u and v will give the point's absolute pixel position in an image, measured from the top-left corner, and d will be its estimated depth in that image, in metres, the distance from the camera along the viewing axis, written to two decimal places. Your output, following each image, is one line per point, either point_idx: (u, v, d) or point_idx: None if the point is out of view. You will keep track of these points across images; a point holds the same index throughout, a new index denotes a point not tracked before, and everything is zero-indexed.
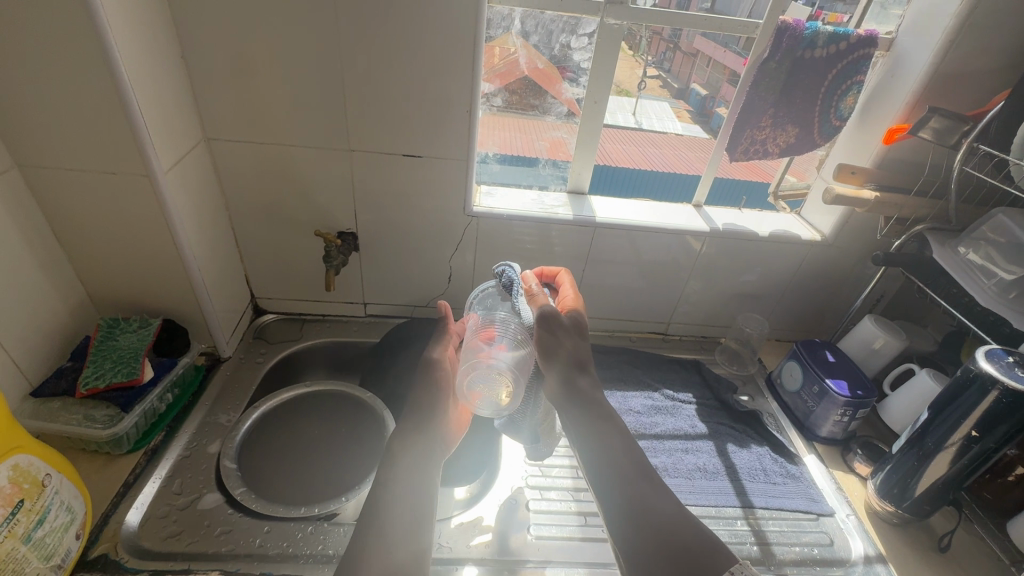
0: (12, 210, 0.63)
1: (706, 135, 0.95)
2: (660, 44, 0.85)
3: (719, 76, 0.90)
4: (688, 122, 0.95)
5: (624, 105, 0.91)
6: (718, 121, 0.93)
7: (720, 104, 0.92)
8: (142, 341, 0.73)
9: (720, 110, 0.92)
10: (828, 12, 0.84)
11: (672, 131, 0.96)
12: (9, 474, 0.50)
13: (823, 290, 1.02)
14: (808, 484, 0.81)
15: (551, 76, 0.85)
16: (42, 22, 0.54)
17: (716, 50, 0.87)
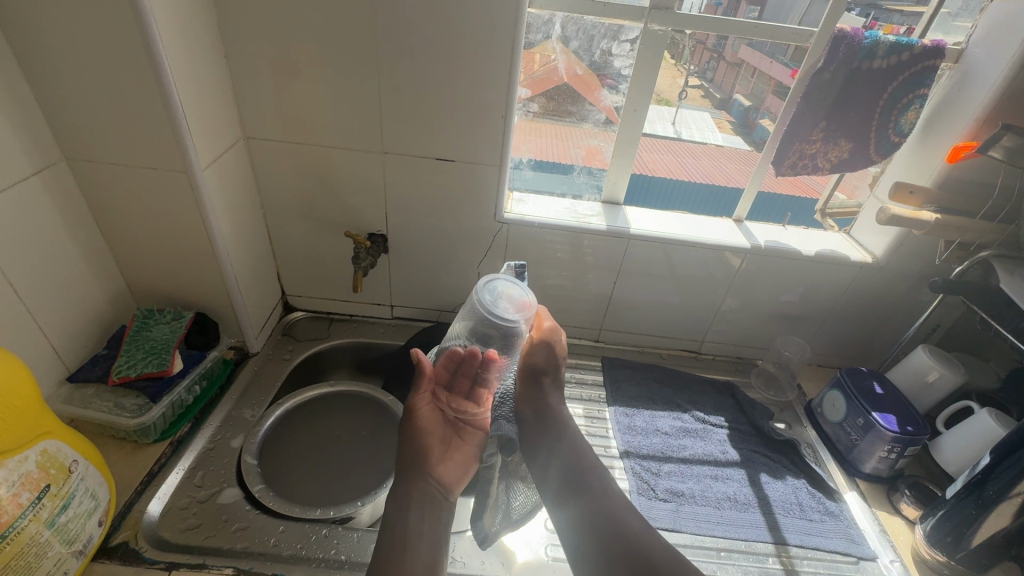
0: (58, 201, 0.66)
1: (748, 147, 0.91)
2: (704, 53, 0.81)
3: (764, 87, 0.85)
4: (729, 133, 0.91)
5: (664, 114, 0.87)
6: (761, 134, 0.89)
7: (764, 116, 0.87)
8: (173, 333, 0.75)
9: (764, 122, 0.88)
10: (883, 23, 0.78)
11: (712, 142, 0.92)
12: (38, 459, 0.51)
13: (872, 315, 0.96)
14: (848, 524, 0.75)
15: (591, 84, 0.83)
16: (93, 21, 0.55)
17: (762, 60, 0.83)
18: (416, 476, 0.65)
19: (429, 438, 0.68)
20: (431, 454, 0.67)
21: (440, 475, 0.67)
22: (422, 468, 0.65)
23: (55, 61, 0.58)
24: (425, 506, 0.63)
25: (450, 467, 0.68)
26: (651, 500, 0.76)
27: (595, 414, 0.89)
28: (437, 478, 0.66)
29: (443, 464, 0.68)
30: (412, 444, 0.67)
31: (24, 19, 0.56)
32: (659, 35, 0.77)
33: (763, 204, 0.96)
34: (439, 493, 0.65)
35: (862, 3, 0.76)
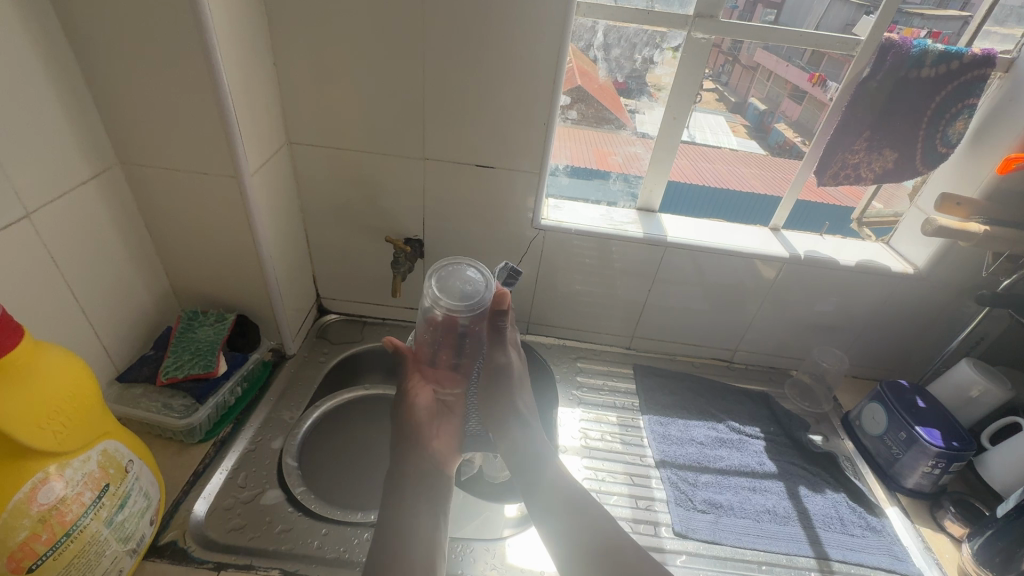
0: (113, 204, 0.67)
1: (762, 151, 0.92)
2: (718, 57, 0.79)
3: (779, 91, 0.85)
4: (745, 137, 0.91)
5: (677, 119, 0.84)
6: (776, 137, 0.90)
7: (780, 120, 0.88)
8: (218, 335, 0.76)
9: (780, 126, 0.89)
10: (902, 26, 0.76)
11: (727, 146, 0.91)
12: (100, 459, 0.52)
13: (912, 327, 0.94)
14: (891, 540, 0.74)
15: (610, 94, 0.84)
16: (155, 29, 0.57)
17: (778, 64, 0.82)
18: (409, 450, 0.69)
19: (420, 417, 0.72)
20: (424, 431, 0.71)
21: (435, 449, 0.70)
22: (418, 442, 0.69)
23: (117, 68, 0.60)
24: (423, 479, 0.66)
25: (444, 442, 0.72)
26: (689, 511, 0.75)
27: (629, 422, 0.89)
28: (433, 449, 0.70)
29: (438, 439, 0.72)
30: (401, 421, 0.71)
31: (89, 27, 0.57)
32: (702, 43, 0.76)
33: (801, 213, 0.95)
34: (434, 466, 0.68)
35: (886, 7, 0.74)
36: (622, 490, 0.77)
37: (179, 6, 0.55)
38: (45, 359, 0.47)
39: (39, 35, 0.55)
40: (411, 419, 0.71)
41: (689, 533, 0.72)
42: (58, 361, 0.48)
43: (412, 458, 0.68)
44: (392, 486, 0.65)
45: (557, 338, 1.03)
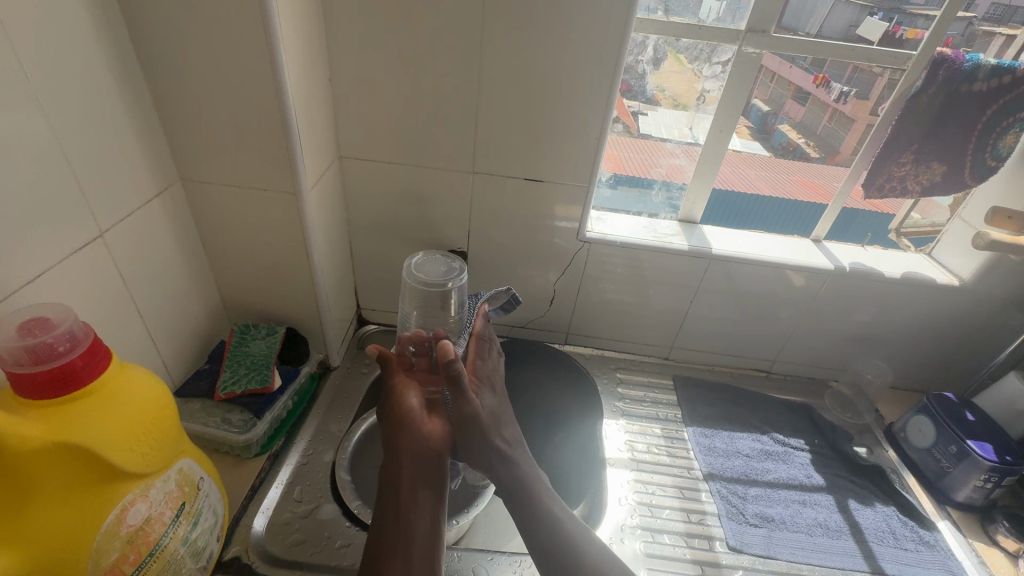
0: (173, 221, 0.67)
1: (767, 152, 0.91)
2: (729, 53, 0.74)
3: (783, 91, 0.84)
4: (748, 139, 0.89)
5: (680, 119, 0.86)
6: (779, 138, 0.90)
7: (782, 121, 0.88)
8: (271, 348, 0.76)
9: (782, 126, 0.88)
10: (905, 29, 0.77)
11: (733, 147, 0.88)
12: (178, 478, 0.52)
13: (955, 338, 0.94)
14: (946, 555, 0.74)
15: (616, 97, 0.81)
16: (226, 50, 0.57)
17: (782, 65, 0.80)
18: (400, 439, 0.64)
19: (412, 409, 0.66)
20: (418, 416, 0.66)
21: (431, 437, 0.65)
22: (411, 426, 0.65)
23: (184, 87, 0.60)
24: (421, 472, 0.62)
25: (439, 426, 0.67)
26: (742, 525, 0.75)
27: (673, 434, 0.89)
28: (428, 435, 0.65)
29: (430, 423, 0.66)
30: (393, 413, 0.66)
31: (159, 48, 0.57)
32: (752, 57, 0.77)
33: (843, 224, 0.95)
34: (433, 454, 0.64)
35: (885, 7, 0.77)
36: (674, 504, 0.77)
37: (251, 28, 0.55)
38: (131, 380, 0.47)
39: (114, 57, 0.55)
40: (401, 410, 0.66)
41: (743, 548, 0.72)
42: (144, 380, 0.48)
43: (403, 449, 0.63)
44: (389, 473, 0.62)
45: (595, 348, 1.03)
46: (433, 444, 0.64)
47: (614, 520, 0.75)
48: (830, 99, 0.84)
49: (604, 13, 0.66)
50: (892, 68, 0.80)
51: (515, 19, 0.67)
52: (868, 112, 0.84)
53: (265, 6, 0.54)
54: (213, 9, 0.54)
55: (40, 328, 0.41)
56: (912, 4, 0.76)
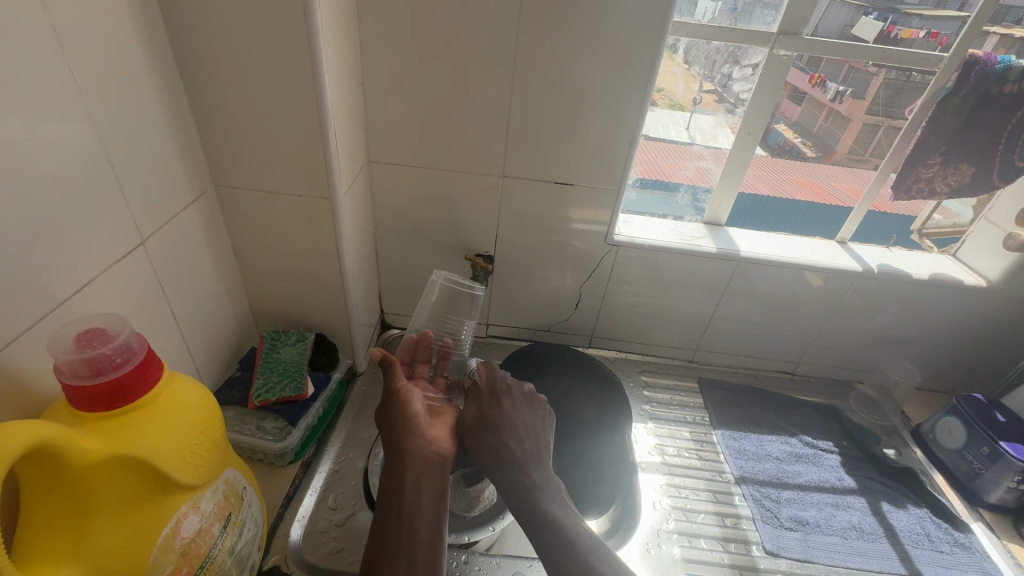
0: (207, 228, 0.67)
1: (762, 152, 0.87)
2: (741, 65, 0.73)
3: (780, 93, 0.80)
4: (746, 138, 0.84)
5: (677, 119, 0.85)
6: (775, 138, 0.85)
7: (779, 121, 0.84)
8: (302, 354, 0.75)
9: (779, 126, 0.84)
10: (901, 28, 0.77)
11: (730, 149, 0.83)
12: (224, 488, 0.51)
13: (980, 339, 0.94)
14: (981, 556, 0.75)
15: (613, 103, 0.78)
16: (267, 55, 0.57)
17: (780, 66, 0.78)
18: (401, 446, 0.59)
19: (413, 412, 0.62)
20: (420, 420, 0.62)
21: (433, 441, 0.61)
22: (411, 429, 0.60)
23: (223, 94, 0.60)
24: (424, 478, 0.57)
25: (442, 431, 0.62)
26: (778, 529, 0.75)
27: (702, 437, 0.89)
28: (430, 439, 0.60)
29: (432, 428, 0.62)
30: (393, 419, 0.62)
31: (199, 54, 0.57)
32: (782, 60, 0.77)
33: (869, 225, 0.95)
34: (436, 459, 0.59)
35: (880, 8, 0.76)
36: (708, 508, 0.77)
37: (294, 33, 0.55)
38: (180, 390, 0.46)
39: (157, 63, 0.55)
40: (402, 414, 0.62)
41: (780, 552, 0.72)
42: (196, 390, 0.47)
43: (401, 454, 0.58)
44: (388, 480, 0.57)
45: (620, 351, 1.03)
46: (436, 449, 0.60)
47: (650, 525, 0.75)
48: (826, 99, 0.83)
49: (638, 17, 0.67)
50: (886, 67, 0.79)
51: (550, 22, 0.68)
52: (864, 111, 0.84)
53: (309, 12, 0.54)
54: (256, 15, 0.54)
55: (100, 339, 0.41)
56: (907, 3, 0.76)
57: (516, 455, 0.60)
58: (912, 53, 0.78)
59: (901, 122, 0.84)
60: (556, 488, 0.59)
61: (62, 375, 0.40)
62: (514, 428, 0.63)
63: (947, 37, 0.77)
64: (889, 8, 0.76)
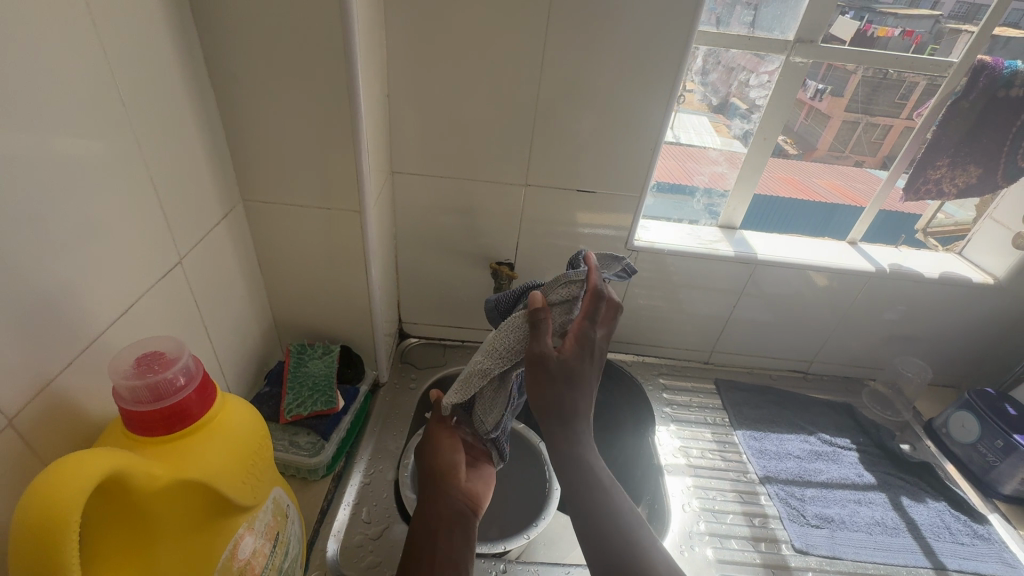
0: (237, 243, 0.67)
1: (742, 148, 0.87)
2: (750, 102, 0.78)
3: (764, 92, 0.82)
4: (728, 137, 0.87)
5: None
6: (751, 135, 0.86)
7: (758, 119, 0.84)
8: (330, 367, 0.75)
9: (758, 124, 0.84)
10: (877, 26, 0.78)
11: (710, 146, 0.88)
12: (273, 508, 0.51)
13: (986, 334, 0.98)
14: (1000, 546, 0.77)
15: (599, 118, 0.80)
16: (302, 71, 0.57)
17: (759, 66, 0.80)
18: (439, 490, 0.56)
19: (452, 457, 0.59)
20: (458, 468, 0.58)
21: (467, 490, 0.57)
22: (446, 479, 0.57)
23: (256, 109, 0.59)
24: (458, 529, 0.53)
25: (477, 482, 0.59)
26: (805, 527, 0.77)
27: (724, 438, 0.90)
28: (464, 490, 0.57)
29: (469, 480, 0.59)
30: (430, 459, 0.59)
31: (232, 71, 0.57)
32: (799, 66, 0.78)
33: (880, 226, 0.97)
34: (467, 514, 0.56)
35: (856, 7, 0.75)
36: (735, 508, 0.79)
37: (331, 48, 0.55)
38: (235, 412, 0.45)
39: (192, 81, 0.54)
40: (437, 460, 0.58)
41: (809, 549, 0.74)
42: (247, 410, 0.47)
43: (436, 499, 0.55)
44: (421, 527, 0.53)
45: (637, 354, 1.04)
46: (469, 499, 0.57)
47: (682, 527, 0.75)
48: (806, 97, 0.82)
49: (660, 27, 0.68)
50: (863, 66, 0.80)
51: (575, 34, 0.68)
52: (843, 108, 0.84)
53: (347, 29, 0.54)
54: (293, 31, 0.54)
55: (159, 363, 0.41)
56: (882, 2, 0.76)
57: (578, 404, 0.50)
58: (886, 53, 0.79)
59: (879, 118, 0.86)
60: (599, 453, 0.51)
61: (121, 401, 0.39)
62: (599, 366, 0.53)
63: (919, 35, 0.79)
64: (866, 7, 0.76)
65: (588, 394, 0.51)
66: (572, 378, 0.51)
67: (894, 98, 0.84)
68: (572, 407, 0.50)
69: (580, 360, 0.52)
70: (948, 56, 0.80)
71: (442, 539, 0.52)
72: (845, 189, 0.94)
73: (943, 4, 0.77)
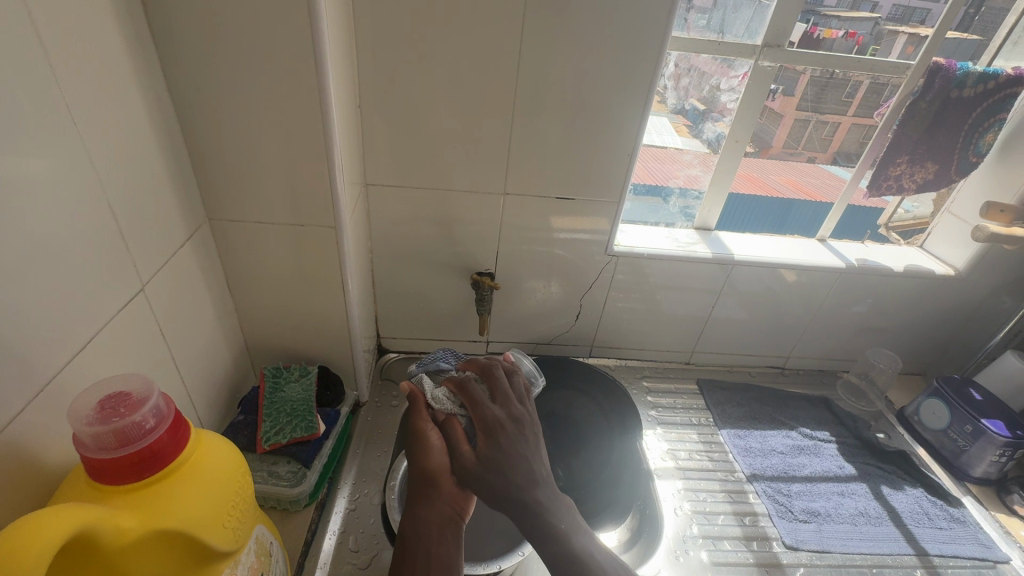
0: (204, 266, 0.63)
1: (704, 148, 0.89)
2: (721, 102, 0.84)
3: (718, 92, 0.84)
4: (688, 137, 0.87)
5: None
6: (716, 137, 0.87)
7: (719, 119, 0.86)
8: (308, 391, 0.72)
9: (720, 126, 0.86)
10: (822, 29, 0.79)
11: (672, 146, 0.87)
12: (255, 548, 0.48)
13: (948, 324, 1.03)
14: (975, 528, 0.80)
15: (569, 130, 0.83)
16: (269, 84, 0.54)
17: (720, 70, 0.81)
18: (428, 494, 0.51)
19: (438, 461, 0.52)
20: (444, 471, 0.52)
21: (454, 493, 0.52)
22: (433, 482, 0.52)
23: (220, 123, 0.56)
24: (445, 537, 0.49)
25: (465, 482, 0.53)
26: (793, 522, 0.78)
27: (710, 438, 0.91)
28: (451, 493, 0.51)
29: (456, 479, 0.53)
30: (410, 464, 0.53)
31: (194, 85, 0.53)
32: (767, 70, 0.80)
33: (847, 224, 1.00)
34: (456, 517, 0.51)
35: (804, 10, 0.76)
36: (726, 510, 0.79)
37: (301, 60, 0.53)
38: (210, 452, 0.42)
39: (149, 95, 0.51)
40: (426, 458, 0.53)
41: (799, 545, 0.75)
42: (223, 445, 0.44)
43: (424, 502, 0.50)
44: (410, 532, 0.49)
45: (620, 359, 1.04)
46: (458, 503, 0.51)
47: (674, 531, 0.75)
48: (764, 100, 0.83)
49: (634, 35, 0.68)
50: (812, 66, 0.81)
51: (550, 41, 0.68)
52: (795, 107, 0.86)
53: (317, 38, 0.52)
54: (260, 42, 0.51)
55: (126, 407, 0.37)
56: (827, 5, 0.77)
57: (528, 474, 0.50)
58: (832, 54, 0.80)
59: (829, 117, 0.87)
60: (563, 502, 0.51)
61: (84, 449, 0.36)
62: (529, 431, 0.54)
63: (862, 36, 0.81)
64: (812, 10, 0.77)
65: (532, 458, 0.52)
66: (513, 459, 0.51)
67: (841, 97, 0.86)
68: (524, 482, 0.50)
69: (508, 435, 0.52)
70: (888, 56, 0.82)
71: (433, 549, 0.48)
72: (800, 185, 0.96)
73: (882, 6, 0.80)
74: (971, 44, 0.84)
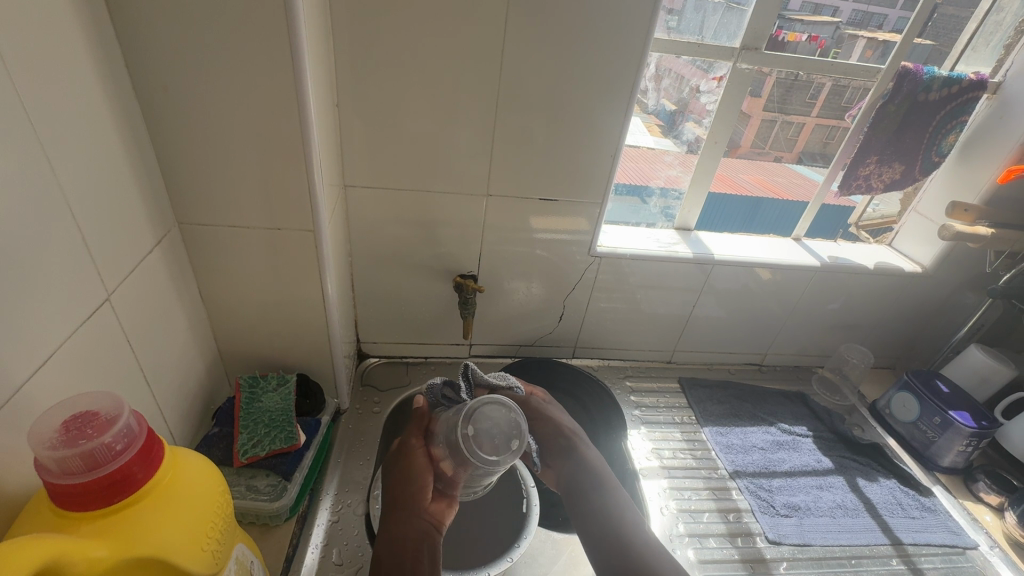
0: (174, 273, 0.60)
1: (677, 147, 0.90)
2: (696, 101, 0.85)
3: (688, 91, 0.84)
4: (660, 137, 0.88)
5: None
6: (688, 136, 0.88)
7: (692, 119, 0.86)
8: (287, 400, 0.69)
9: (692, 125, 0.87)
10: (788, 32, 0.80)
11: (645, 145, 0.87)
12: (236, 568, 0.46)
13: (917, 319, 1.07)
14: (945, 516, 0.83)
15: None
16: (240, 84, 0.52)
17: (695, 73, 0.82)
18: (408, 511, 0.56)
19: (421, 482, 0.58)
20: (425, 492, 0.58)
21: (432, 512, 0.57)
22: (416, 503, 0.57)
23: (188, 125, 0.53)
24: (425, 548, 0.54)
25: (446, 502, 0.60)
26: (776, 517, 0.79)
27: (693, 436, 0.92)
28: (432, 513, 0.57)
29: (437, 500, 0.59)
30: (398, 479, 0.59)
31: (161, 84, 0.51)
32: (745, 73, 0.81)
33: (821, 223, 1.03)
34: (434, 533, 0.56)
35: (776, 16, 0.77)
36: (711, 507, 0.80)
37: (277, 61, 0.51)
38: (186, 471, 0.40)
39: (113, 94, 0.48)
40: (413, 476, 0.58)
41: (782, 539, 0.76)
42: (199, 463, 0.42)
43: (404, 518, 0.55)
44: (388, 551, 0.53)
45: (603, 359, 1.04)
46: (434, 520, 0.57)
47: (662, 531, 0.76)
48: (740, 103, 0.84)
49: (615, 38, 0.68)
50: (779, 68, 0.82)
51: (530, 42, 0.67)
52: (761, 108, 0.86)
53: (293, 37, 0.49)
54: (231, 41, 0.49)
55: (93, 427, 0.35)
56: (793, 9, 0.78)
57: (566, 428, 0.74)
58: (798, 57, 0.81)
59: (794, 117, 0.89)
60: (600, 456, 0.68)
61: (47, 473, 0.33)
62: None
63: (825, 41, 0.82)
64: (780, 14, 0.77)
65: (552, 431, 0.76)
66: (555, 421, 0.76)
67: (805, 98, 0.87)
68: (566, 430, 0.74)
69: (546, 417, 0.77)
70: (849, 59, 0.84)
71: (407, 564, 0.51)
72: (770, 185, 0.97)
73: (842, 11, 0.81)
74: (925, 49, 0.84)
